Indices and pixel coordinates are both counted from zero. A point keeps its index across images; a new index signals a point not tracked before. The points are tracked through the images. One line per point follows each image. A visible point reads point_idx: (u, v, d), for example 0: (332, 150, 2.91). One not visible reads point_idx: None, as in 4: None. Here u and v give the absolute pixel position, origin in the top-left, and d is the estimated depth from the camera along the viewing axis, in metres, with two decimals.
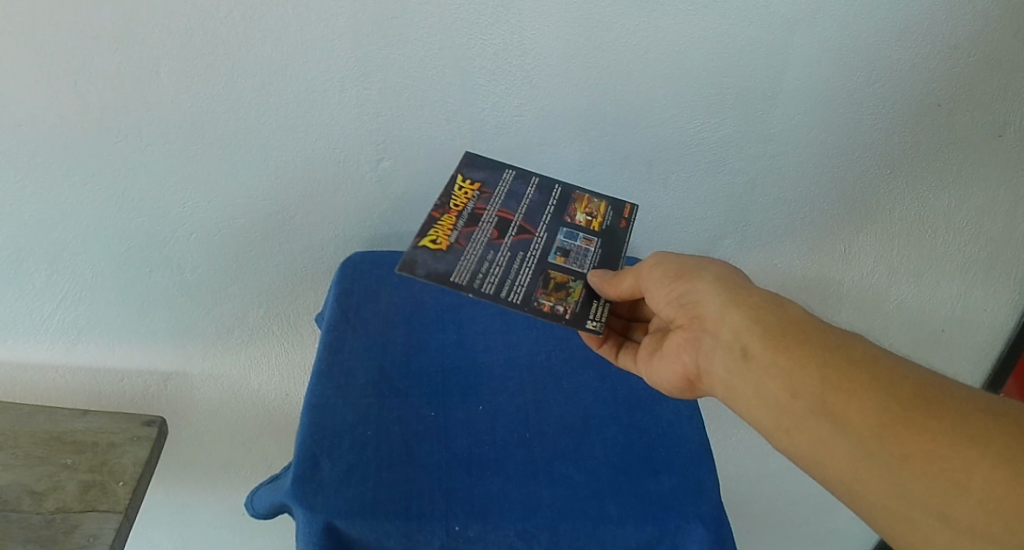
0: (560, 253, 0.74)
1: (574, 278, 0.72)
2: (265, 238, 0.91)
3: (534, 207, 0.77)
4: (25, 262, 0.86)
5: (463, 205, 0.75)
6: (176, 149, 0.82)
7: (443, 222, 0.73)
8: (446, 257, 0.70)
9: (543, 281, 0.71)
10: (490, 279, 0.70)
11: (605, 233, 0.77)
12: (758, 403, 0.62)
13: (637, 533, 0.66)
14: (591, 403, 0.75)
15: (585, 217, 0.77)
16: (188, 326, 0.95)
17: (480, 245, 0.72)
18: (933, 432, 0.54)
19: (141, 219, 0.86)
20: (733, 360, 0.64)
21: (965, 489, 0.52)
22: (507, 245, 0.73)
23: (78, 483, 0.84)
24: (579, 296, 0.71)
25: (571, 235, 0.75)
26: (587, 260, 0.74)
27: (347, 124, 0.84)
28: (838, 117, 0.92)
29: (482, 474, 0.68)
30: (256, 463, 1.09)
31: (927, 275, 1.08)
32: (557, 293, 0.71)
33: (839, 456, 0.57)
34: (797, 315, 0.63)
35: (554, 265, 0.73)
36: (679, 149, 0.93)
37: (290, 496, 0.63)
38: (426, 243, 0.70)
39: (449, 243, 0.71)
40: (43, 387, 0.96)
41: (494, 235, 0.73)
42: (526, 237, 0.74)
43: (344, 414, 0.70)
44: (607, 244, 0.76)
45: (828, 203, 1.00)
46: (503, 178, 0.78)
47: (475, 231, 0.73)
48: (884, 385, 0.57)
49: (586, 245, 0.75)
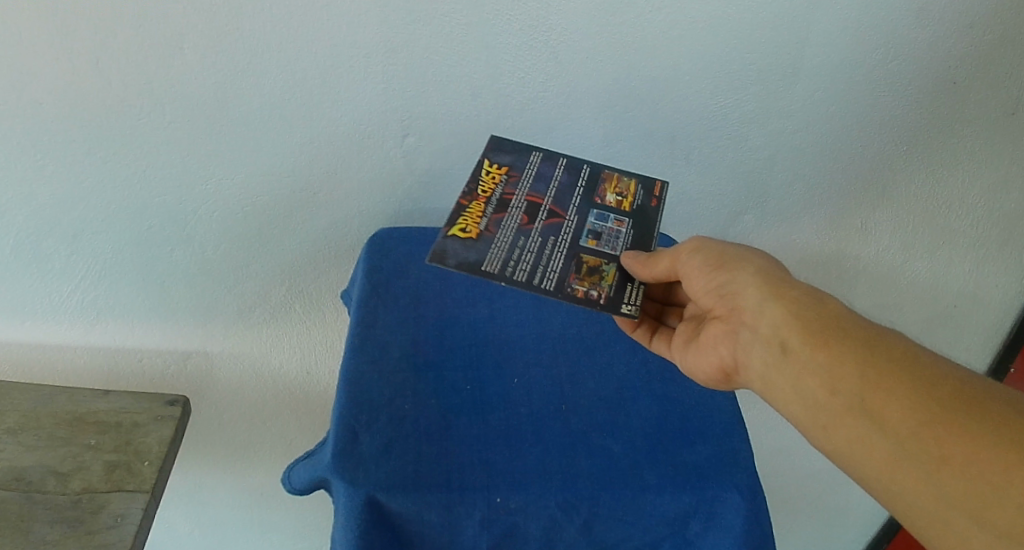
0: (592, 237, 0.73)
1: (607, 262, 0.71)
2: (287, 215, 0.90)
3: (563, 188, 0.76)
4: (45, 241, 0.85)
5: (491, 190, 0.74)
6: (198, 127, 0.81)
7: (472, 209, 0.72)
8: (476, 246, 0.69)
9: (575, 266, 0.70)
10: (521, 266, 0.68)
11: (636, 213, 0.75)
12: (796, 398, 0.62)
13: (676, 502, 0.66)
14: (623, 376, 0.75)
15: (615, 198, 0.76)
16: (207, 305, 0.94)
17: (510, 232, 0.71)
18: (970, 433, 0.54)
19: (163, 197, 0.85)
20: (771, 354, 0.64)
21: (1001, 492, 0.52)
22: (538, 231, 0.72)
23: (103, 463, 0.83)
24: (612, 280, 0.70)
25: (602, 216, 0.74)
26: (619, 243, 0.73)
27: (370, 100, 0.83)
28: (858, 93, 0.92)
29: (521, 446, 0.68)
30: (275, 444, 1.08)
31: (941, 251, 1.09)
32: (590, 278, 0.69)
33: (876, 454, 0.57)
34: (840, 308, 0.63)
35: (586, 250, 0.71)
36: (702, 125, 0.92)
37: (330, 470, 0.63)
38: (455, 232, 0.70)
39: (479, 231, 0.70)
40: (61, 367, 0.95)
41: (524, 220, 0.72)
42: (556, 222, 0.73)
43: (380, 388, 0.70)
44: (639, 225, 0.75)
45: (847, 180, 1.00)
46: (530, 161, 0.77)
47: (504, 218, 0.72)
48: (924, 384, 0.57)
49: (618, 226, 0.74)
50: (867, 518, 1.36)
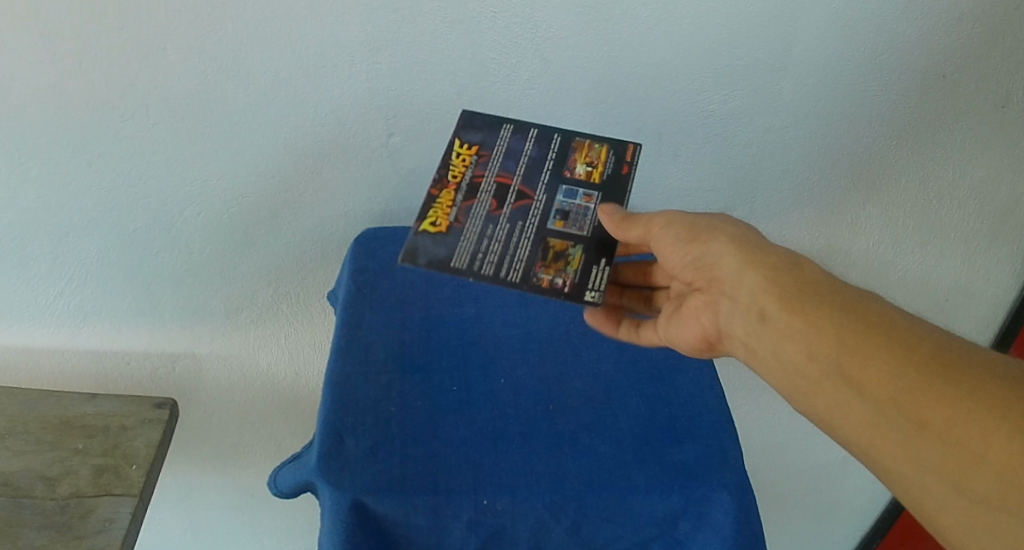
0: (559, 217, 0.71)
1: (573, 245, 0.70)
2: (273, 215, 0.89)
3: (532, 163, 0.75)
4: (30, 245, 0.85)
5: (461, 174, 0.73)
6: (182, 128, 0.80)
7: (442, 200, 0.71)
8: (444, 239, 0.68)
9: (542, 251, 0.69)
10: (488, 257, 0.68)
11: (606, 186, 0.74)
12: (777, 366, 0.62)
13: (664, 502, 0.66)
14: (611, 375, 0.75)
15: (584, 168, 0.75)
16: (195, 306, 0.94)
17: (478, 220, 0.70)
18: (947, 398, 0.53)
19: (148, 199, 0.84)
20: (751, 322, 0.63)
21: (977, 457, 0.51)
22: (506, 216, 0.71)
23: (91, 467, 0.83)
24: (577, 265, 0.68)
25: (571, 192, 0.73)
26: (587, 220, 0.71)
27: (356, 99, 0.83)
28: (846, 88, 0.92)
29: (508, 447, 0.68)
30: (266, 445, 1.08)
31: (931, 245, 1.09)
32: (556, 265, 0.68)
33: (855, 420, 0.57)
34: (819, 275, 0.63)
35: (553, 233, 0.70)
36: (690, 121, 0.92)
37: (316, 473, 0.63)
38: (425, 227, 0.69)
39: (449, 223, 0.70)
40: (49, 371, 0.95)
41: (492, 207, 0.71)
42: (524, 204, 0.72)
43: (366, 390, 0.70)
44: (609, 197, 0.73)
45: (835, 174, 1.00)
46: (501, 137, 0.76)
47: (474, 205, 0.71)
48: (902, 348, 0.57)
49: (586, 202, 0.73)
50: (860, 511, 1.36)
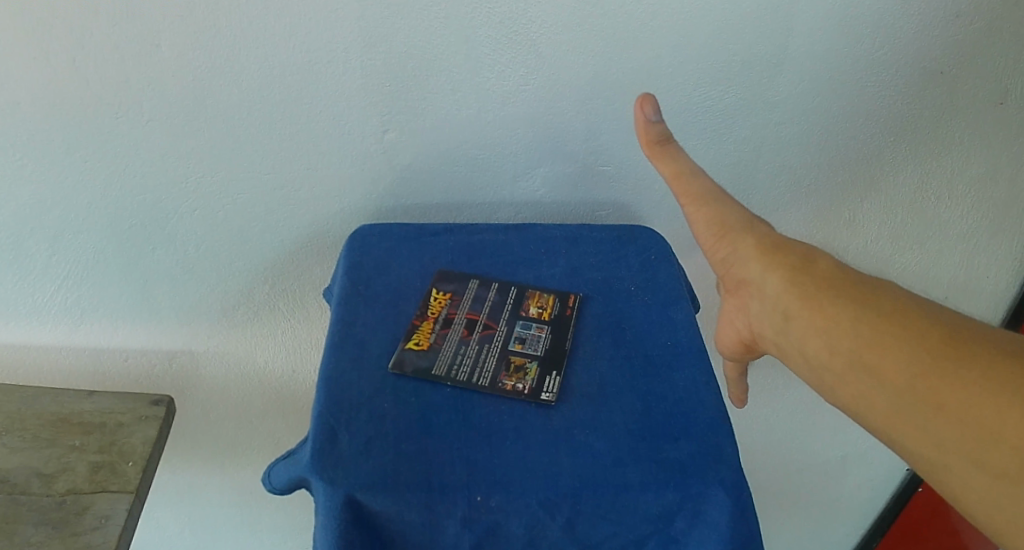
0: (518, 342, 0.77)
1: (530, 360, 0.75)
2: (269, 213, 0.89)
3: (494, 307, 0.80)
4: (27, 242, 0.85)
5: (438, 310, 0.79)
6: (178, 125, 0.80)
7: (421, 326, 0.77)
8: (422, 352, 0.74)
9: (504, 366, 0.74)
10: (458, 370, 0.73)
11: (558, 320, 0.79)
12: (804, 361, 0.62)
13: (659, 499, 0.66)
14: (607, 371, 0.75)
15: (536, 311, 0.80)
16: (192, 303, 0.94)
17: (452, 343, 0.76)
18: (961, 374, 0.52)
19: (144, 196, 0.84)
20: (777, 321, 0.65)
21: (992, 430, 0.49)
22: (475, 341, 0.76)
23: (88, 464, 0.83)
24: (534, 374, 0.73)
25: (527, 324, 0.79)
26: (542, 344, 0.77)
27: (351, 95, 0.83)
28: (843, 84, 0.91)
29: (502, 444, 0.67)
30: (263, 442, 1.08)
31: (930, 242, 1.08)
32: (517, 375, 0.73)
33: (878, 409, 0.56)
34: (838, 270, 0.64)
35: (513, 351, 0.76)
36: (686, 117, 0.92)
37: (309, 469, 0.63)
38: (409, 345, 0.74)
39: (428, 343, 0.75)
40: (47, 369, 0.96)
41: (464, 333, 0.77)
42: (490, 333, 0.77)
43: (360, 387, 0.70)
44: (560, 328, 0.78)
45: (833, 171, 0.99)
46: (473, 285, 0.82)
47: (448, 331, 0.77)
48: (915, 333, 0.56)
49: (540, 331, 0.78)
50: (861, 509, 1.36)
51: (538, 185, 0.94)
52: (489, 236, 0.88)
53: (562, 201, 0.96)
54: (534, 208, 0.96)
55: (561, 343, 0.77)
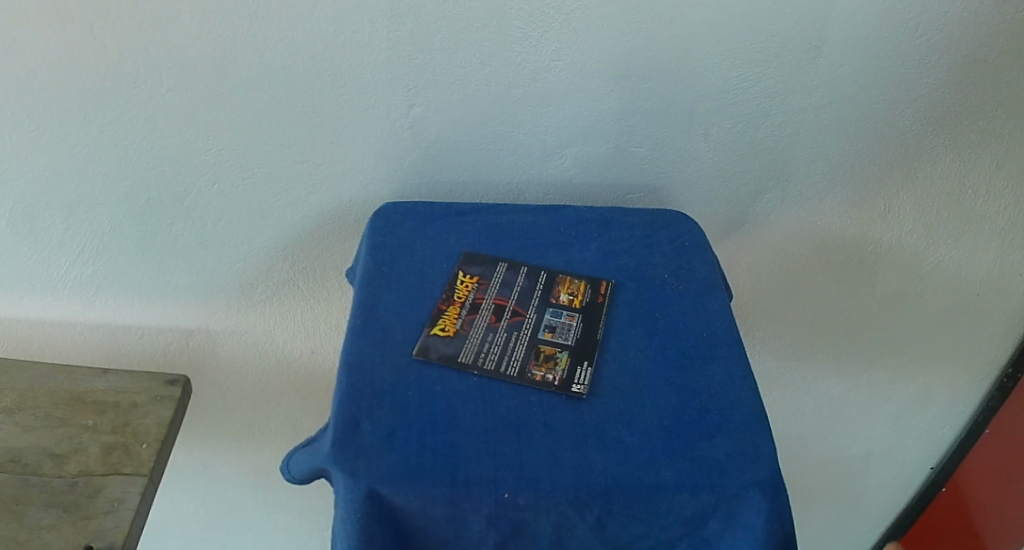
0: (547, 330, 0.74)
1: (561, 350, 0.72)
2: (290, 189, 0.86)
3: (523, 293, 0.77)
4: (42, 214, 0.83)
5: (464, 296, 0.76)
6: (197, 97, 0.77)
7: (447, 312, 0.73)
8: (451, 340, 0.71)
9: (533, 355, 0.71)
10: (487, 357, 0.70)
11: (588, 309, 0.76)
12: None
13: (694, 500, 0.62)
14: (639, 362, 0.71)
15: (566, 298, 0.77)
16: (209, 281, 0.92)
17: (480, 330, 0.73)
18: None
19: (162, 169, 0.82)
20: None
21: None
22: (503, 328, 0.73)
23: (101, 444, 0.81)
24: (565, 365, 0.70)
25: (557, 313, 0.75)
26: (573, 334, 0.74)
27: (375, 71, 0.79)
28: (890, 67, 0.87)
29: (531, 438, 0.64)
30: (280, 423, 1.05)
31: (972, 235, 1.03)
32: (547, 364, 0.70)
33: None
34: None
35: (543, 341, 0.73)
36: (721, 101, 0.87)
37: (330, 460, 0.61)
38: (435, 331, 0.71)
39: (455, 329, 0.72)
40: (61, 345, 0.94)
41: (492, 320, 0.74)
42: (518, 320, 0.74)
43: (383, 374, 0.67)
44: (591, 318, 0.75)
45: (876, 158, 0.95)
46: (499, 270, 0.79)
47: (475, 318, 0.74)
48: None
49: (570, 320, 0.75)
50: (890, 505, 1.32)
51: (568, 165, 0.90)
52: (517, 217, 0.85)
53: (593, 182, 0.92)
54: (562, 189, 0.92)
55: (592, 332, 0.74)
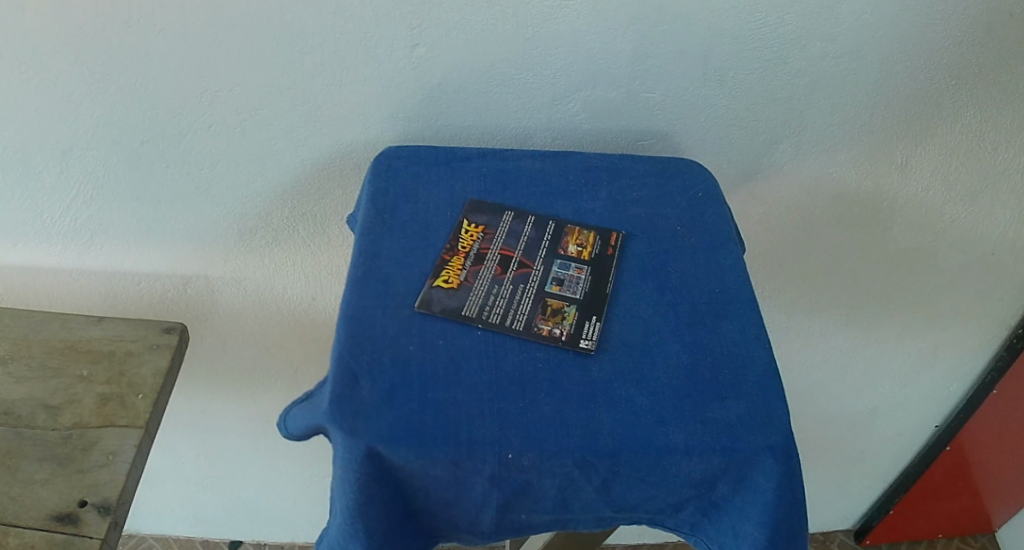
0: (555, 283, 0.71)
1: (569, 304, 0.69)
2: (288, 133, 0.82)
3: (530, 243, 0.74)
4: (33, 158, 0.80)
5: (469, 246, 0.73)
6: (188, 36, 0.73)
7: (451, 262, 0.71)
8: (455, 292, 0.68)
9: (540, 309, 0.68)
10: (492, 311, 0.67)
11: (597, 261, 0.73)
12: None
13: (703, 463, 0.61)
14: (649, 319, 0.69)
15: (574, 249, 0.74)
16: (206, 227, 0.89)
17: (485, 282, 0.70)
18: None
19: (155, 111, 0.78)
20: None
21: None
22: (509, 280, 0.71)
23: (95, 396, 0.79)
24: (573, 319, 0.68)
25: (565, 265, 0.73)
26: (581, 288, 0.71)
27: (374, 9, 0.74)
28: (921, 13, 0.82)
29: (536, 396, 0.62)
30: (282, 370, 1.04)
31: (997, 190, 0.99)
32: (554, 319, 0.68)
33: None
34: None
35: (550, 294, 0.70)
36: (741, 45, 0.82)
37: (329, 417, 0.59)
38: (438, 283, 0.68)
39: (459, 280, 0.69)
40: (58, 291, 0.92)
41: (497, 272, 0.71)
42: (524, 273, 0.72)
43: (385, 327, 0.65)
44: (600, 271, 0.72)
45: (901, 108, 0.90)
46: (506, 219, 0.76)
47: (480, 270, 0.71)
48: None
49: (578, 273, 0.72)
50: (896, 458, 1.32)
51: (578, 109, 0.86)
52: (525, 164, 0.81)
53: (604, 127, 0.88)
54: (572, 134, 0.88)
55: (601, 286, 0.71)
